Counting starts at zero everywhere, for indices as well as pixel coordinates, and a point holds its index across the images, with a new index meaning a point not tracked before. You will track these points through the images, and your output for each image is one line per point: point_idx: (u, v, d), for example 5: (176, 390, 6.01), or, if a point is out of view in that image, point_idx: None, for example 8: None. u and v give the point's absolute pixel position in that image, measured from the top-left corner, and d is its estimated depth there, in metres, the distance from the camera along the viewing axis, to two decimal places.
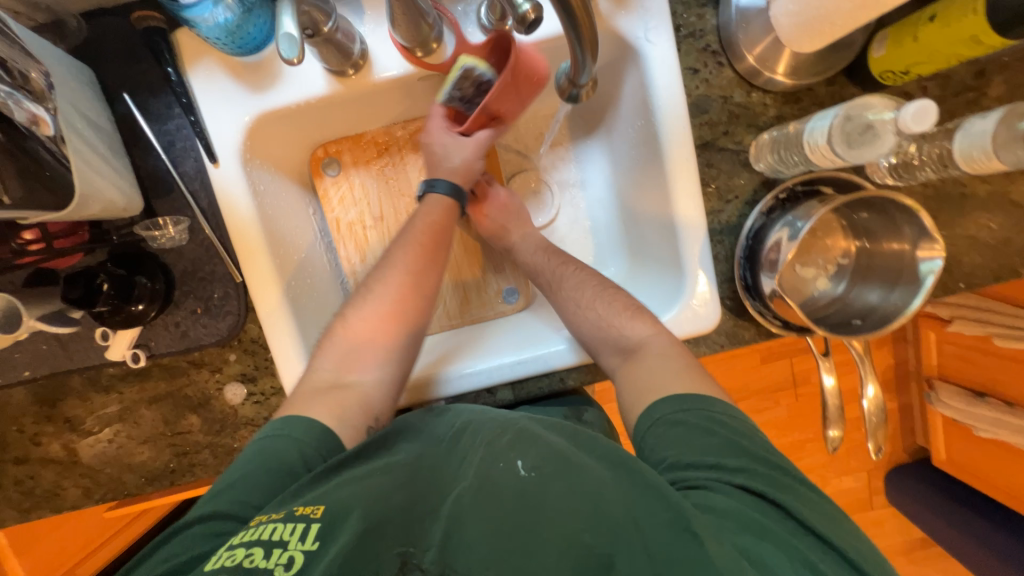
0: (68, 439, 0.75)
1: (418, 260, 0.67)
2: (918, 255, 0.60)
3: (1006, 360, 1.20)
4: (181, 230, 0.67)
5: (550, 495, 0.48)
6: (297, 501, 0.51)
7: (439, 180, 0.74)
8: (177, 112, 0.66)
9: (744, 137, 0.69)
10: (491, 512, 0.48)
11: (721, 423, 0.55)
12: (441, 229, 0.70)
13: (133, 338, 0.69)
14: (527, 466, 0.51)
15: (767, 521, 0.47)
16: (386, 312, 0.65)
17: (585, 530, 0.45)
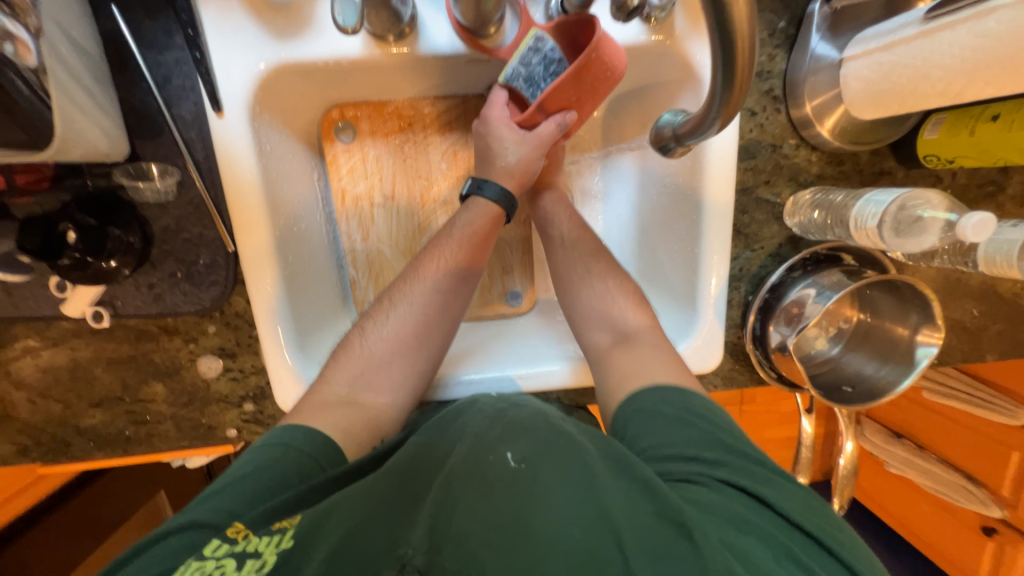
0: (3, 392, 0.66)
1: (454, 280, 0.63)
2: (916, 339, 0.64)
3: (929, 410, 1.32)
4: (169, 184, 0.58)
5: (542, 487, 0.43)
6: (278, 517, 0.46)
7: (490, 183, 0.65)
8: (178, 42, 0.55)
9: (783, 190, 0.68)
10: (472, 498, 0.43)
11: (699, 416, 0.56)
12: (484, 244, 0.65)
13: (99, 294, 0.61)
14: (516, 458, 0.46)
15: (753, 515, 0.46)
16: (408, 329, 0.61)
17: (577, 528, 0.40)
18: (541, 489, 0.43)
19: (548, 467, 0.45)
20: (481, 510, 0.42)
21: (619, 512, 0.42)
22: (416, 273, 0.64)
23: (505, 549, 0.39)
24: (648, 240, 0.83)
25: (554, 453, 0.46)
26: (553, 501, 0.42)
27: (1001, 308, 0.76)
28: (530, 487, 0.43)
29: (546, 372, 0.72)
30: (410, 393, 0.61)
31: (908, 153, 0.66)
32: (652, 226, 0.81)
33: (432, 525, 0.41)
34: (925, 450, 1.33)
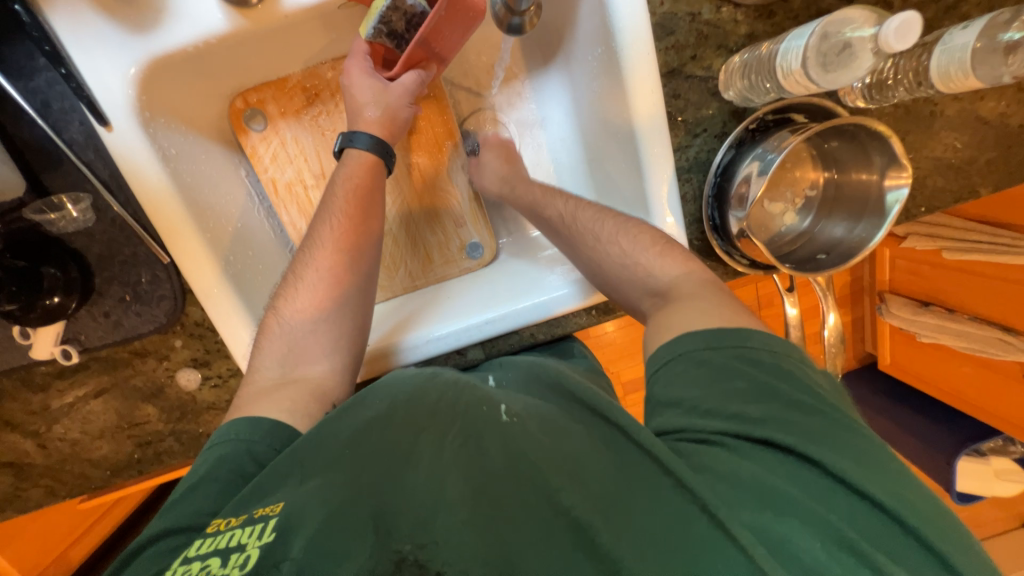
0: (14, 442, 0.70)
1: (355, 235, 0.63)
2: (885, 185, 0.59)
3: (951, 270, 1.25)
4: (84, 210, 0.58)
5: (529, 444, 0.44)
6: (260, 503, 0.45)
7: (360, 132, 0.65)
8: (44, 63, 0.54)
9: (713, 61, 0.63)
10: (461, 466, 0.44)
11: (746, 358, 0.46)
12: (371, 195, 0.64)
13: (58, 334, 0.62)
14: (508, 413, 0.48)
15: (780, 485, 0.39)
16: (321, 294, 0.61)
17: (563, 490, 0.40)
18: (532, 447, 0.44)
19: (540, 429, 0.46)
20: (465, 472, 0.43)
21: (604, 469, 0.42)
22: (318, 238, 0.63)
23: (494, 520, 0.40)
24: (596, 155, 0.78)
25: (541, 420, 0.48)
26: (543, 458, 0.43)
27: (988, 134, 0.70)
28: (522, 446, 0.44)
29: (516, 313, 0.70)
30: (345, 352, 0.61)
31: None
32: (595, 140, 0.77)
33: (424, 500, 0.42)
34: (956, 313, 1.27)
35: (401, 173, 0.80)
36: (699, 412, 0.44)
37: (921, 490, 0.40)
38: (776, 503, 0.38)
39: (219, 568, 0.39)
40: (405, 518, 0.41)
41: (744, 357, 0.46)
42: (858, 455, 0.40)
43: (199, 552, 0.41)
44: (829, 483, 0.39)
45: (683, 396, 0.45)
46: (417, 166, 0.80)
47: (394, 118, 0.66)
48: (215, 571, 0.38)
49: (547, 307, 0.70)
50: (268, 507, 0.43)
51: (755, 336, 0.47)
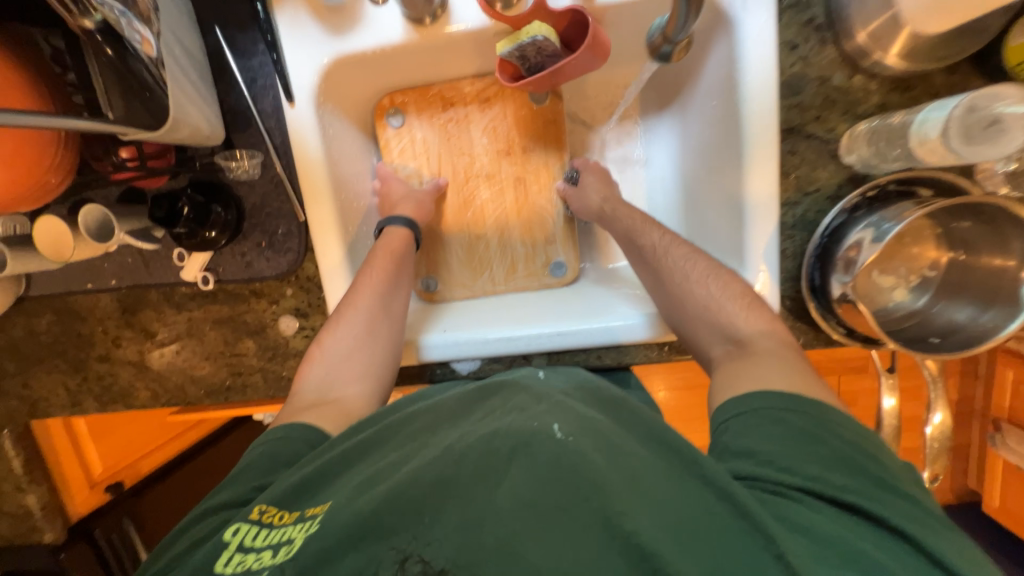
0: (143, 346, 0.83)
1: (387, 283, 0.72)
2: (1022, 275, 0.53)
3: None
4: (254, 165, 0.70)
5: (585, 462, 0.42)
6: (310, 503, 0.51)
7: (398, 215, 0.78)
8: (261, 49, 0.67)
9: (837, 124, 0.63)
10: (515, 470, 0.43)
11: (825, 426, 0.50)
12: (402, 259, 0.75)
13: (205, 261, 0.75)
14: (562, 429, 0.45)
15: (863, 547, 0.40)
16: (356, 336, 0.68)
17: (626, 513, 0.39)
18: (587, 462, 0.42)
19: (595, 444, 0.44)
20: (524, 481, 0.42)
21: (675, 504, 0.41)
22: (359, 285, 0.71)
23: (547, 523, 0.39)
24: (694, 199, 0.80)
25: (594, 438, 0.45)
26: (597, 480, 0.41)
27: None
28: (581, 463, 0.42)
29: (583, 330, 0.72)
30: (375, 381, 0.67)
31: (995, 67, 0.57)
32: (696, 184, 0.79)
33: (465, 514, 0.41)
34: None
35: (508, 185, 0.85)
36: (776, 466, 0.47)
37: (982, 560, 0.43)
38: (859, 560, 0.39)
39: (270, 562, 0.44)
40: (445, 520, 0.41)
41: (826, 427, 0.50)
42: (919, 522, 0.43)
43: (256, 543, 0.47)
44: (906, 548, 0.41)
45: (759, 448, 0.49)
46: (522, 180, 0.85)
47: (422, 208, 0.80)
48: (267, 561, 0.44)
49: (619, 331, 0.71)
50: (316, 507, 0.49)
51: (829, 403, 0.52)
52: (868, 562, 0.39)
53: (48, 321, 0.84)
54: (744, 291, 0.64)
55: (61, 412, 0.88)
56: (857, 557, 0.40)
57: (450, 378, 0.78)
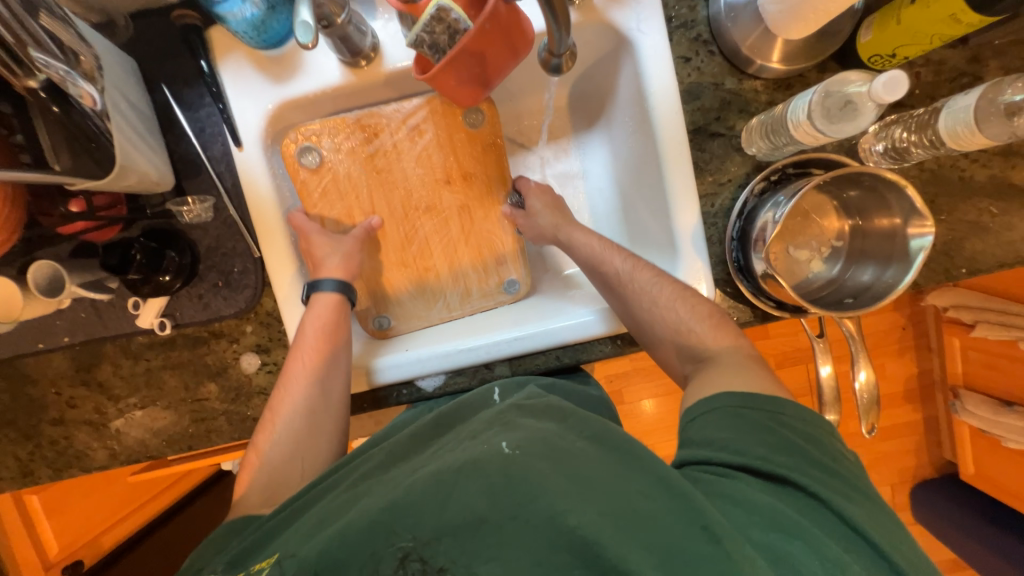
0: (99, 402, 0.81)
1: (320, 370, 0.71)
2: (908, 233, 0.60)
3: None
4: (205, 207, 0.73)
5: (535, 473, 0.49)
6: (270, 548, 0.56)
7: (324, 279, 0.74)
8: (208, 100, 0.72)
9: (735, 122, 0.71)
10: (473, 486, 0.50)
11: (779, 420, 0.56)
12: (337, 333, 0.74)
13: (161, 307, 0.75)
14: (510, 445, 0.53)
15: (787, 512, 0.49)
16: (296, 431, 0.70)
17: (570, 513, 0.46)
18: (535, 471, 0.49)
19: (541, 453, 0.52)
20: (481, 498, 0.49)
21: (613, 496, 0.48)
22: (291, 377, 0.71)
23: (505, 533, 0.47)
24: (629, 203, 0.86)
25: (541, 448, 0.52)
26: (544, 487, 0.48)
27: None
28: (528, 476, 0.49)
29: (542, 334, 0.75)
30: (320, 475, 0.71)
31: (855, 62, 0.67)
32: (628, 189, 0.86)
33: (432, 528, 0.48)
34: None
35: (451, 216, 0.85)
36: (728, 451, 0.55)
37: (888, 519, 0.52)
38: (780, 522, 0.48)
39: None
40: (411, 527, 0.49)
41: (780, 422, 0.56)
42: (844, 493, 0.52)
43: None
44: (827, 513, 0.50)
45: (719, 436, 0.56)
46: (466, 209, 0.86)
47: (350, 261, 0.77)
48: None
49: (573, 330, 0.75)
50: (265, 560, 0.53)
51: (780, 397, 0.59)
52: (783, 520, 0.48)
53: None
54: (710, 310, 0.69)
55: (11, 485, 0.83)
56: (775, 516, 0.49)
57: (416, 398, 0.79)
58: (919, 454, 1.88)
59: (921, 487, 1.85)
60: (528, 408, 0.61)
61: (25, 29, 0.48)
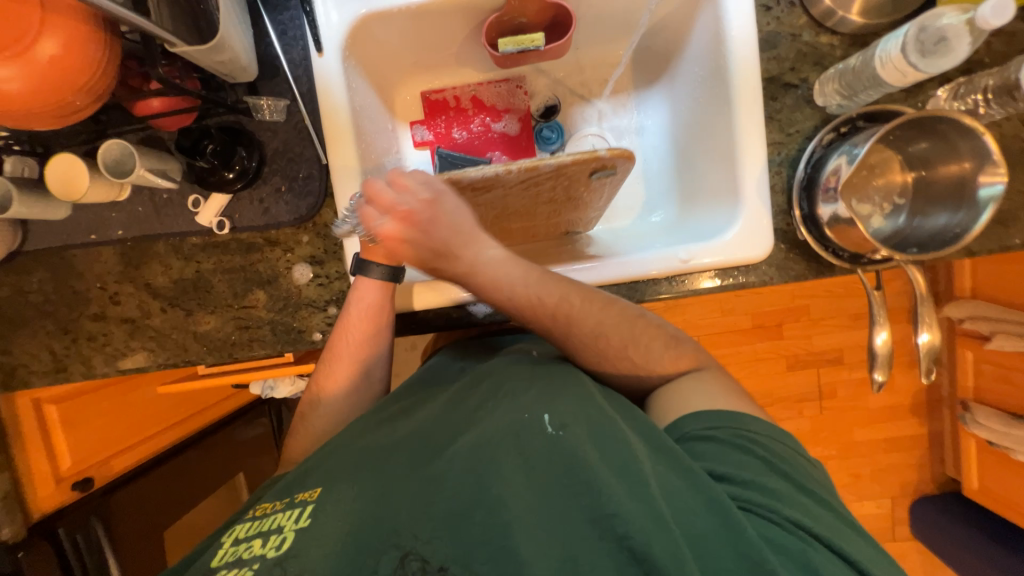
0: (143, 300, 0.80)
1: (360, 351, 0.72)
2: (980, 180, 0.62)
3: None
4: (280, 108, 0.74)
5: (585, 462, 0.51)
6: (298, 490, 0.58)
7: (370, 263, 0.71)
8: (293, 4, 0.73)
9: (809, 74, 0.73)
10: (516, 465, 0.52)
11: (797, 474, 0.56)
12: (379, 316, 0.71)
13: (221, 206, 0.75)
14: (555, 423, 0.54)
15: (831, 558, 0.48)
16: (341, 401, 0.73)
17: (616, 514, 0.47)
18: (578, 456, 0.51)
19: (585, 437, 0.53)
20: (523, 480, 0.51)
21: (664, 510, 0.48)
22: (335, 356, 0.72)
23: (538, 518, 0.48)
24: (687, 158, 0.88)
25: (596, 448, 0.53)
26: (592, 488, 0.49)
27: None
28: (569, 458, 0.51)
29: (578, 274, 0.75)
30: None
31: None
32: (688, 144, 0.87)
33: (465, 514, 0.49)
34: None
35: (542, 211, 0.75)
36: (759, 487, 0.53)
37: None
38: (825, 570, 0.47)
39: (294, 524, 0.53)
40: (438, 517, 0.49)
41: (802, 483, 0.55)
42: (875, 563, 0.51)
43: (282, 505, 0.56)
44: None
45: (748, 472, 0.54)
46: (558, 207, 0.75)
47: (398, 248, 0.72)
48: (258, 549, 0.51)
49: (611, 271, 0.76)
50: (306, 494, 0.56)
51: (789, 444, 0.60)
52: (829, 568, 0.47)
53: (39, 279, 0.80)
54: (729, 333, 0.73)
55: (42, 380, 0.82)
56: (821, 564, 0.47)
57: (465, 322, 0.79)
58: (923, 468, 1.88)
59: (922, 502, 1.85)
60: (580, 389, 0.60)
61: None
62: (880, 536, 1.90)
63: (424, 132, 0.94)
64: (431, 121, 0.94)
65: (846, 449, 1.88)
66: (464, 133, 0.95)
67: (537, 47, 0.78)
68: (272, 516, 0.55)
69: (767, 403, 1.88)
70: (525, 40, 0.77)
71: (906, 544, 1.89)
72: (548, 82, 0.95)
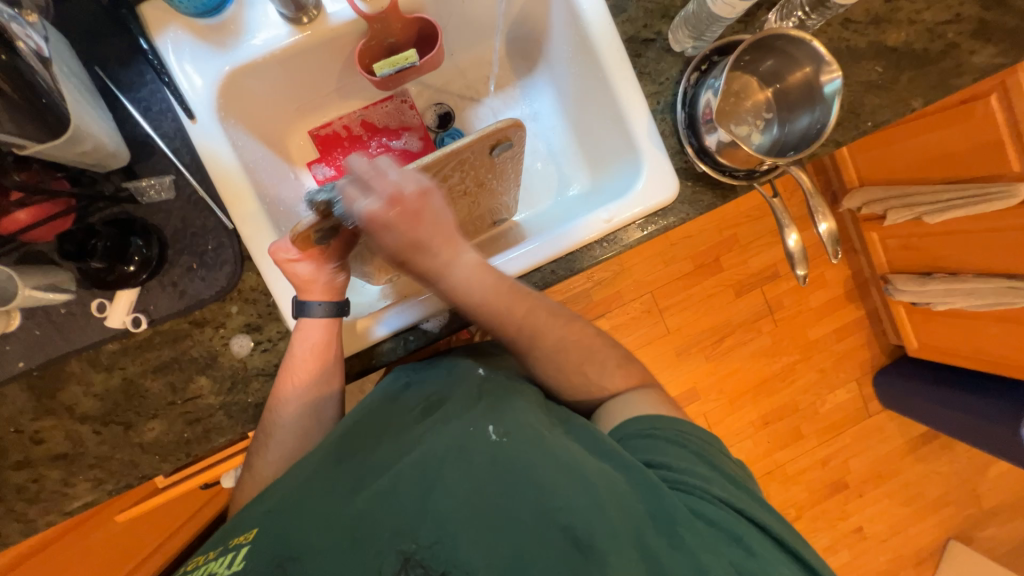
0: (71, 429, 0.72)
1: (313, 389, 0.70)
2: (822, 81, 0.71)
3: (971, 235, 1.49)
4: (167, 185, 0.70)
5: (525, 464, 0.57)
6: (234, 534, 0.57)
7: (312, 302, 0.70)
8: (149, 78, 0.69)
9: (661, 27, 0.80)
10: (465, 477, 0.57)
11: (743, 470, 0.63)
12: (327, 353, 0.70)
13: (132, 302, 0.70)
14: (497, 432, 0.61)
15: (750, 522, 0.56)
16: (292, 447, 0.68)
17: (558, 507, 0.54)
18: (520, 457, 0.58)
19: (525, 442, 0.60)
20: (469, 485, 0.56)
21: (603, 496, 0.54)
22: (283, 398, 0.69)
23: (492, 514, 0.54)
24: (583, 130, 0.93)
25: (540, 452, 0.58)
26: (537, 487, 0.55)
27: (898, 59, 0.85)
28: (508, 458, 0.58)
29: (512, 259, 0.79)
30: None
31: None
32: (581, 117, 0.92)
33: (432, 524, 0.54)
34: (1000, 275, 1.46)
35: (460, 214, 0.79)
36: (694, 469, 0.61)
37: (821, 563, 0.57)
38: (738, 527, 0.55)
39: (227, 569, 0.52)
40: (417, 527, 0.54)
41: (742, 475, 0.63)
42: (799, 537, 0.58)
43: (216, 554, 0.55)
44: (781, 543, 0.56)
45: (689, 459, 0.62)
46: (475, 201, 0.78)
47: (336, 280, 0.72)
48: None
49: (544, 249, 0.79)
50: (244, 534, 0.55)
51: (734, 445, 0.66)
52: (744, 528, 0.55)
53: None
54: None
55: None
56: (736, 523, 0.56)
57: (424, 341, 0.78)
58: (872, 346, 2.08)
59: (882, 374, 2.03)
60: (522, 401, 0.68)
61: None
62: (858, 417, 2.07)
63: (325, 170, 0.93)
64: (329, 157, 0.93)
65: (806, 349, 2.04)
66: (365, 160, 0.95)
67: (414, 64, 0.79)
68: (206, 566, 0.54)
69: (729, 333, 2.01)
70: (397, 59, 0.78)
71: (880, 417, 2.07)
72: (437, 94, 0.98)
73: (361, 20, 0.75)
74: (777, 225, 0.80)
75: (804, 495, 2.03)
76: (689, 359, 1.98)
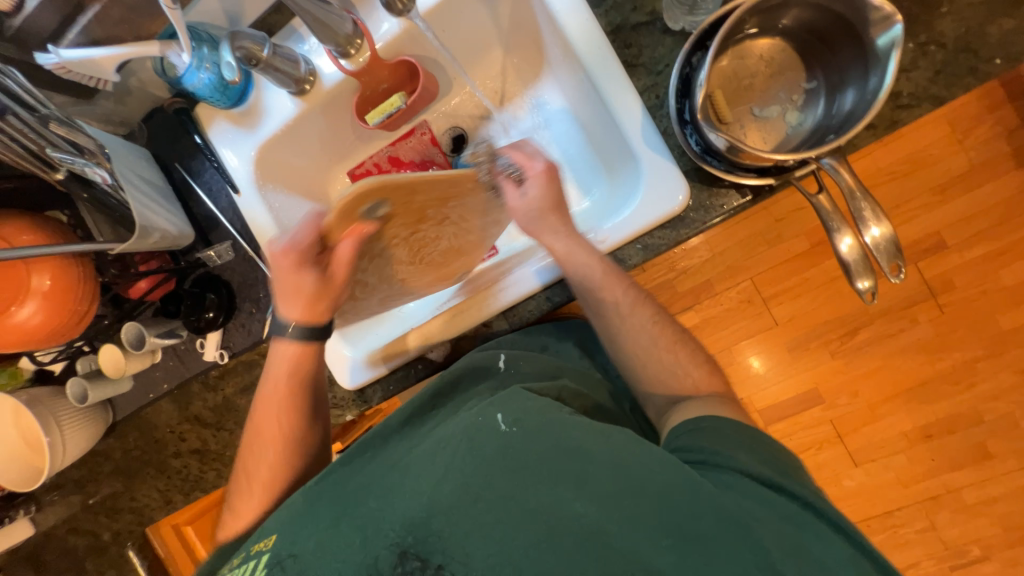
0: (200, 431, 0.98)
1: (303, 428, 0.74)
2: (874, 33, 0.52)
3: None
4: (226, 249, 0.87)
5: (536, 457, 0.50)
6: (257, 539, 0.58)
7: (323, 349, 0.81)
8: (207, 164, 0.87)
9: (654, 5, 0.68)
10: (477, 469, 0.51)
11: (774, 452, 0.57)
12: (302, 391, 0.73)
13: (218, 341, 0.90)
14: (507, 420, 0.54)
15: (798, 515, 0.50)
16: None
17: (577, 501, 0.48)
18: (533, 453, 0.51)
19: (539, 429, 0.53)
20: (479, 478, 0.50)
21: (623, 484, 0.48)
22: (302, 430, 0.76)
23: (508, 519, 0.48)
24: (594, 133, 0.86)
25: (551, 439, 0.52)
26: (551, 483, 0.49)
27: None
28: (519, 452, 0.51)
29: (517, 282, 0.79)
30: None
31: None
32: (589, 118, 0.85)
33: (448, 529, 0.49)
34: None
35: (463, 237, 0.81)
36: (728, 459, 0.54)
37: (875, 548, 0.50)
38: (787, 517, 0.49)
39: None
40: (430, 529, 0.49)
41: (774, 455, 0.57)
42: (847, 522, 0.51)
43: (243, 559, 0.57)
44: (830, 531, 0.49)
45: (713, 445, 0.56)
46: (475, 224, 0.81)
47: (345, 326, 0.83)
48: None
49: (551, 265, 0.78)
50: (265, 541, 0.57)
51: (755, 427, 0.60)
52: (787, 515, 0.49)
53: (133, 438, 1.01)
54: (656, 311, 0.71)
55: (161, 511, 1.04)
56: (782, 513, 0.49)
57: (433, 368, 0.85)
58: None
59: None
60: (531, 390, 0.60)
61: (43, 137, 0.63)
62: None
63: None
64: None
65: None
66: None
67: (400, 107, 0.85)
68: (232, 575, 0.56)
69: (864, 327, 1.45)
70: (387, 106, 0.84)
71: None
72: (447, 119, 0.99)
73: (350, 78, 0.81)
74: (824, 228, 0.62)
75: (999, 533, 1.41)
76: (807, 358, 1.45)
